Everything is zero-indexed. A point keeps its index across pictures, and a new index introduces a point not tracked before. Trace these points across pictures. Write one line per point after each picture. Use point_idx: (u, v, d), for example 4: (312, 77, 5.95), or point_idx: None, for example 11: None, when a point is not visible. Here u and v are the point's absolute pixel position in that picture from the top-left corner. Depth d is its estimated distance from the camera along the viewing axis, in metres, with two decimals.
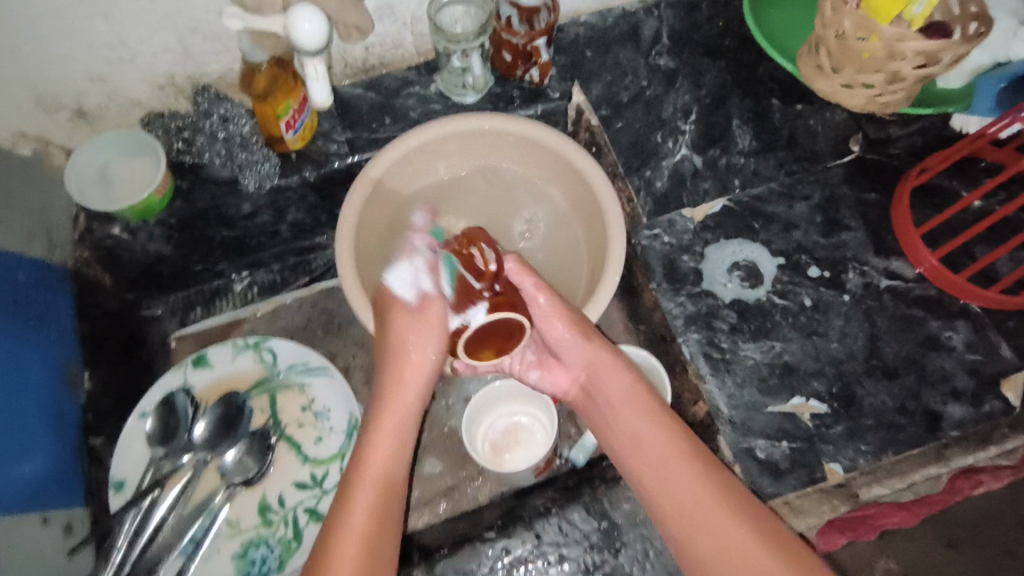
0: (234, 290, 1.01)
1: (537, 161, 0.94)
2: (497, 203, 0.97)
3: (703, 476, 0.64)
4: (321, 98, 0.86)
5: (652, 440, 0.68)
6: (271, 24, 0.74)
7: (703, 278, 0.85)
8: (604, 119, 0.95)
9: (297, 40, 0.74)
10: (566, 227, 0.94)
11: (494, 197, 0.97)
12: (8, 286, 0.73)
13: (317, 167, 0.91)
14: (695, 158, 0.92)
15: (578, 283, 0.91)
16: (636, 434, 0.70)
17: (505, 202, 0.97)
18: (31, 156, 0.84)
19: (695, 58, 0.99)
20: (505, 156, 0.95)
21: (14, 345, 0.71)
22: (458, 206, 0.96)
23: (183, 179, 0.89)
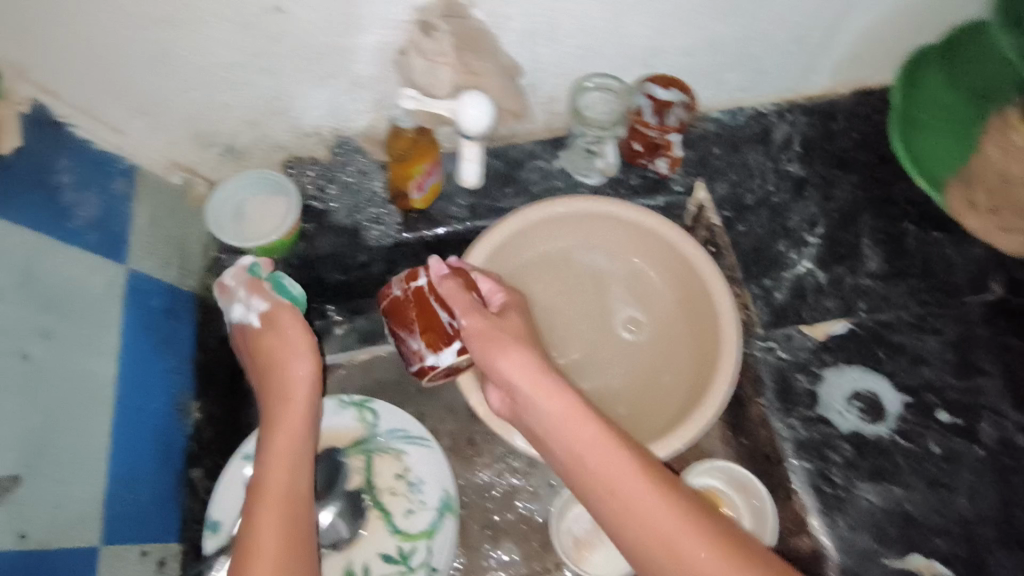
0: (335, 333, 1.01)
1: (649, 253, 0.93)
2: (593, 287, 0.95)
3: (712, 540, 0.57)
4: (471, 179, 0.89)
5: (633, 495, 0.61)
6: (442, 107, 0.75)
7: (819, 402, 0.81)
8: (727, 219, 0.94)
9: (464, 124, 0.75)
10: (664, 325, 0.93)
11: (590, 281, 0.96)
12: (144, 312, 0.76)
13: (434, 228, 0.92)
14: (818, 273, 0.89)
15: (672, 386, 0.89)
16: (617, 484, 0.62)
17: (606, 287, 0.96)
18: (180, 185, 0.88)
19: (828, 169, 0.97)
20: (613, 242, 0.95)
21: (141, 370, 0.74)
22: (551, 283, 0.95)
23: (309, 224, 0.91)
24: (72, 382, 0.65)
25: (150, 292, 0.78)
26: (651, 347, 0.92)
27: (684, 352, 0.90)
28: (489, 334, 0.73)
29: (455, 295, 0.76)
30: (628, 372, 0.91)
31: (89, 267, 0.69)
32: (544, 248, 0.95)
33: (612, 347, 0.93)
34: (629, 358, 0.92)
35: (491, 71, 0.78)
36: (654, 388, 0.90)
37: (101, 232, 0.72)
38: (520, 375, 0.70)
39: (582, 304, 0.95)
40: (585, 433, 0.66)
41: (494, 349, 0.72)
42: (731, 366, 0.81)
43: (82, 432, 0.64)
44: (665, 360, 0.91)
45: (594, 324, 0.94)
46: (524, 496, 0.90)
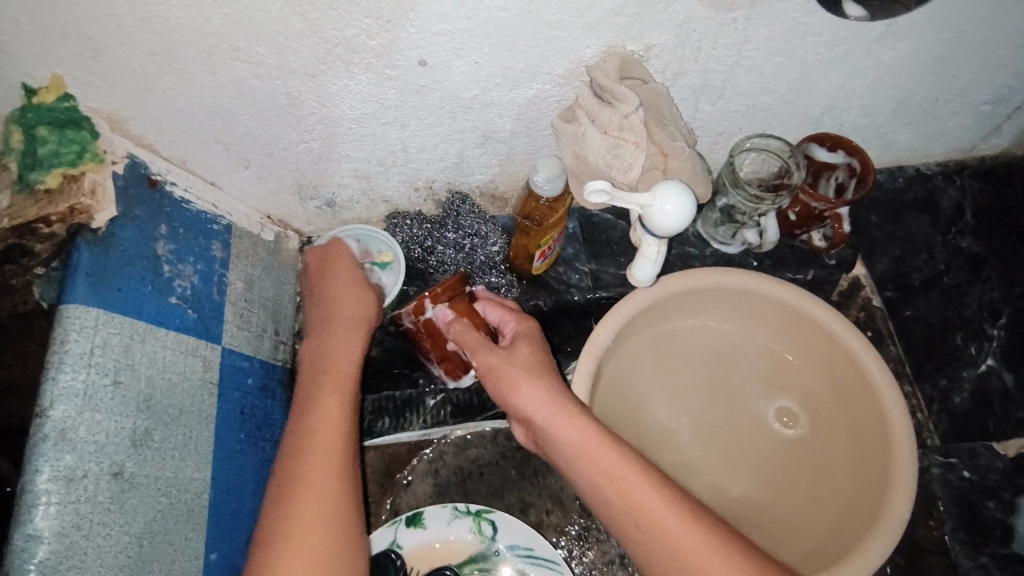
0: (426, 404, 0.88)
1: (807, 345, 0.80)
2: (730, 375, 0.83)
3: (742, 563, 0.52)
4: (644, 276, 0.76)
5: (666, 522, 0.55)
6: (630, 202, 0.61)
7: (1014, 536, 0.69)
8: (890, 301, 0.81)
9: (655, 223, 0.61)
10: (812, 433, 0.79)
11: (727, 365, 0.83)
12: (240, 396, 0.66)
13: (554, 297, 0.82)
14: (1004, 374, 0.76)
15: (816, 513, 0.74)
16: (643, 508, 0.56)
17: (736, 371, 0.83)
18: (273, 240, 0.78)
19: (1005, 247, 0.84)
20: (763, 326, 0.83)
21: (236, 467, 0.64)
22: (685, 361, 0.83)
23: (410, 285, 0.82)
24: (165, 499, 0.54)
25: (245, 370, 0.68)
26: (792, 456, 0.79)
27: (835, 472, 0.76)
28: (508, 367, 0.66)
29: (463, 334, 0.70)
30: (763, 483, 0.78)
31: (185, 349, 0.60)
32: (680, 322, 0.83)
33: (748, 449, 0.80)
34: (769, 464, 0.79)
35: (684, 154, 0.65)
36: (794, 509, 0.76)
37: (198, 306, 0.63)
38: (543, 408, 0.63)
39: (715, 391, 0.83)
40: (601, 454, 0.60)
41: (509, 384, 0.65)
42: (905, 501, 0.66)
43: (178, 558, 0.54)
44: (811, 475, 0.77)
45: (730, 417, 0.81)
46: None
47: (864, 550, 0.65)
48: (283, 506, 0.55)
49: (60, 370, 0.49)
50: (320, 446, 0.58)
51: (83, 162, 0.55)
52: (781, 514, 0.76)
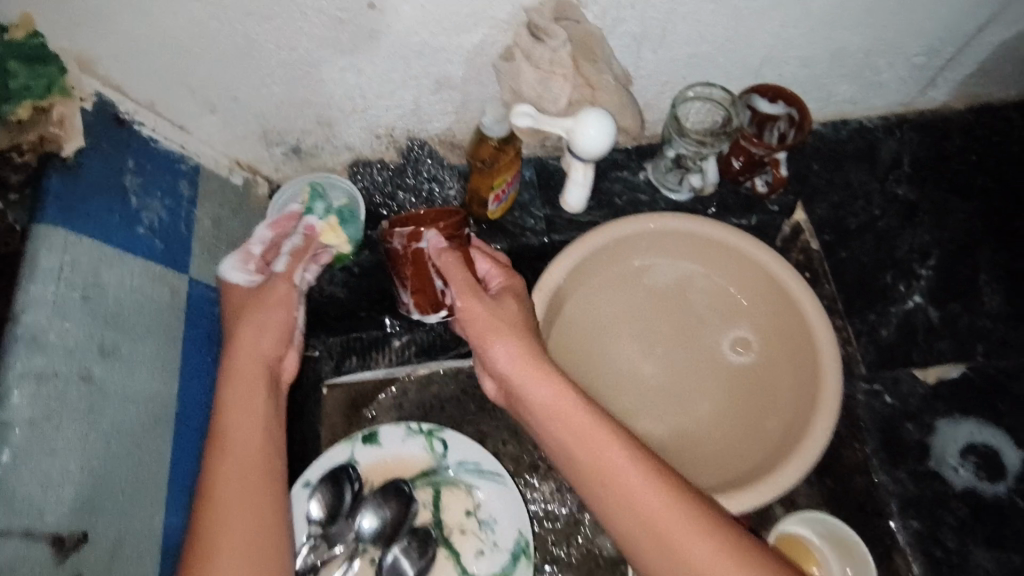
0: (392, 344, 0.94)
1: (760, 292, 0.84)
2: (686, 315, 0.87)
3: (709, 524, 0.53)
4: (574, 202, 0.86)
5: (639, 488, 0.55)
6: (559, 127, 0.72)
7: (930, 454, 0.74)
8: (827, 244, 0.86)
9: (580, 145, 0.72)
10: (758, 375, 0.83)
11: (684, 307, 0.87)
12: (209, 323, 0.72)
13: (510, 241, 0.86)
14: (930, 310, 0.81)
15: (749, 445, 0.79)
16: (622, 485, 0.55)
17: (683, 315, 0.87)
18: (241, 184, 0.82)
19: (939, 194, 0.88)
20: (722, 272, 0.86)
21: (203, 386, 0.69)
22: (644, 299, 0.87)
23: (373, 229, 0.86)
24: (134, 407, 0.60)
25: (213, 300, 0.74)
26: (736, 394, 0.83)
27: (773, 409, 0.80)
28: (495, 320, 0.67)
29: (454, 270, 0.69)
30: (705, 416, 0.82)
31: (153, 276, 0.65)
32: (642, 264, 0.88)
33: (693, 385, 0.84)
34: (715, 399, 0.83)
35: (609, 85, 0.73)
36: (730, 440, 0.80)
37: (165, 239, 0.68)
38: (522, 370, 0.63)
39: (671, 333, 0.86)
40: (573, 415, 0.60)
41: (488, 336, 0.66)
42: (825, 434, 0.71)
43: (144, 455, 0.60)
44: (753, 416, 0.81)
45: (682, 356, 0.85)
46: (590, 530, 0.84)
47: (781, 473, 0.71)
48: (199, 524, 0.52)
49: (31, 281, 0.54)
50: (236, 477, 0.54)
51: (52, 96, 0.60)
52: (716, 443, 0.80)
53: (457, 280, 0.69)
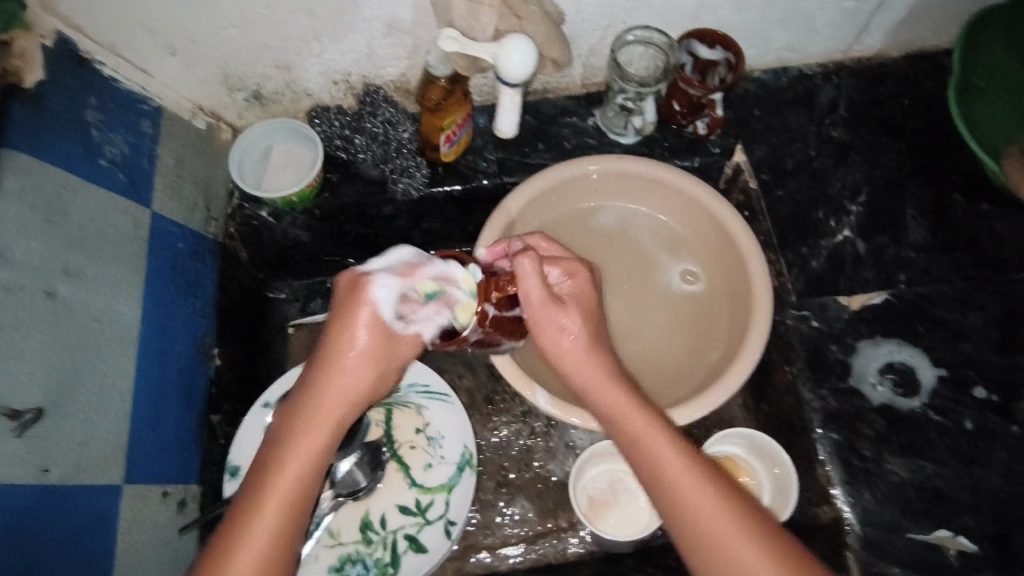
0: None
1: (702, 230, 0.89)
2: (635, 254, 0.92)
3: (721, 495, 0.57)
4: (506, 128, 0.88)
5: (725, 524, 0.55)
6: (482, 51, 0.74)
7: (851, 372, 0.79)
8: (764, 184, 0.90)
9: (504, 69, 0.74)
10: (701, 306, 0.88)
11: (635, 246, 0.92)
12: (170, 254, 0.76)
13: (463, 183, 0.90)
14: (858, 242, 0.85)
15: (690, 370, 0.85)
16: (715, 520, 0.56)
17: (637, 252, 0.92)
18: (205, 129, 0.86)
19: (872, 136, 0.92)
20: (668, 212, 0.91)
21: (167, 311, 0.74)
22: (595, 239, 0.92)
23: (333, 172, 0.90)
24: (98, 323, 0.64)
25: (175, 235, 0.78)
26: (682, 325, 0.88)
27: (712, 336, 0.86)
28: (569, 327, 0.62)
29: (531, 285, 0.60)
30: (651, 350, 0.87)
31: (116, 206, 0.69)
32: (593, 206, 0.92)
33: (642, 317, 0.88)
34: (663, 331, 0.88)
35: (534, 14, 0.76)
36: (669, 367, 0.86)
37: (128, 172, 0.71)
38: (586, 368, 0.62)
39: (625, 269, 0.91)
40: (608, 392, 0.62)
41: (552, 339, 0.62)
42: (754, 354, 0.77)
43: (108, 369, 0.64)
44: (692, 346, 0.87)
45: (634, 292, 0.90)
46: (540, 455, 0.89)
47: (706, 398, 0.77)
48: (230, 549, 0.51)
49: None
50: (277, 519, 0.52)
51: (13, 29, 0.63)
52: (662, 370, 0.86)
53: (534, 297, 0.60)
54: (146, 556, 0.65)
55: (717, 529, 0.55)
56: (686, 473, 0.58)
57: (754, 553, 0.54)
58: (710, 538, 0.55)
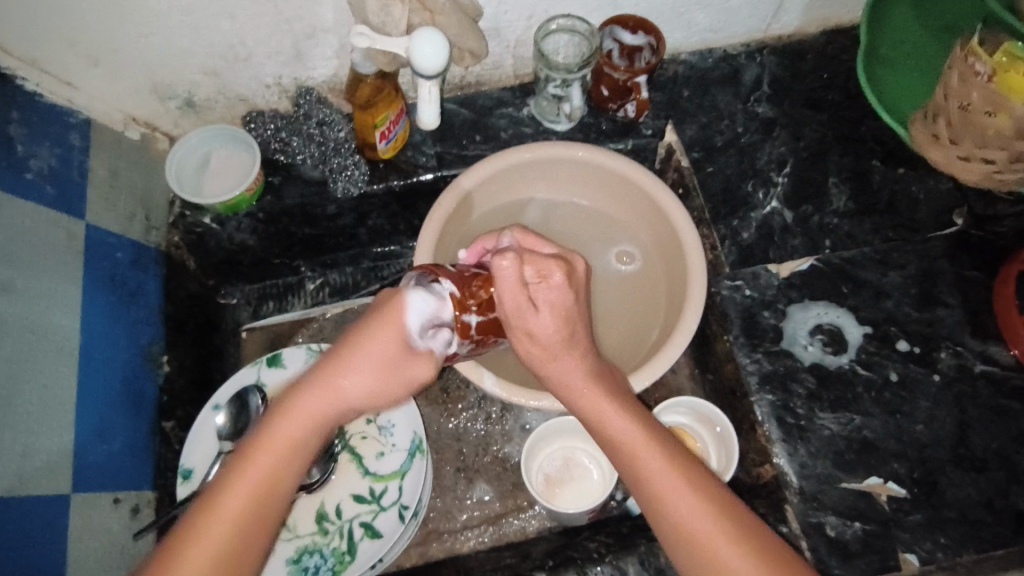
0: (307, 287, 1.02)
1: (643, 213, 0.91)
2: (581, 237, 0.94)
3: (701, 491, 0.55)
4: (428, 119, 0.89)
5: (674, 495, 0.55)
6: (396, 45, 0.76)
7: (783, 336, 0.82)
8: (696, 161, 0.94)
9: (416, 62, 0.76)
10: (644, 287, 0.91)
11: (578, 231, 0.94)
12: (108, 265, 0.76)
13: (403, 178, 0.91)
14: (785, 212, 0.89)
15: (638, 345, 0.88)
16: (667, 496, 0.55)
17: (584, 234, 0.94)
18: (139, 139, 0.86)
19: (796, 109, 0.96)
20: (610, 197, 0.93)
21: (110, 320, 0.75)
22: (540, 225, 0.94)
23: (275, 176, 0.90)
24: (35, 334, 0.64)
25: (113, 246, 0.78)
26: (626, 305, 0.90)
27: (653, 316, 0.89)
28: (540, 317, 0.60)
29: (505, 282, 0.58)
30: (601, 330, 0.89)
31: (46, 219, 0.69)
32: (537, 192, 0.94)
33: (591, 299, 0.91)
34: (607, 312, 0.90)
35: (446, 8, 0.78)
36: (620, 344, 0.88)
37: (57, 184, 0.72)
38: (557, 359, 0.61)
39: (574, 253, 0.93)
40: (580, 385, 0.61)
41: (527, 331, 0.60)
42: (688, 332, 0.80)
43: (48, 380, 0.64)
44: (640, 322, 0.89)
45: None
46: (497, 439, 0.91)
47: (649, 368, 0.79)
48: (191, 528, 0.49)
49: None
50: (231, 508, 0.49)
51: None
52: (606, 350, 0.88)
53: (507, 295, 0.59)
54: (99, 561, 0.66)
55: (691, 526, 0.54)
56: (652, 451, 0.57)
57: (736, 552, 0.52)
58: (676, 517, 0.54)
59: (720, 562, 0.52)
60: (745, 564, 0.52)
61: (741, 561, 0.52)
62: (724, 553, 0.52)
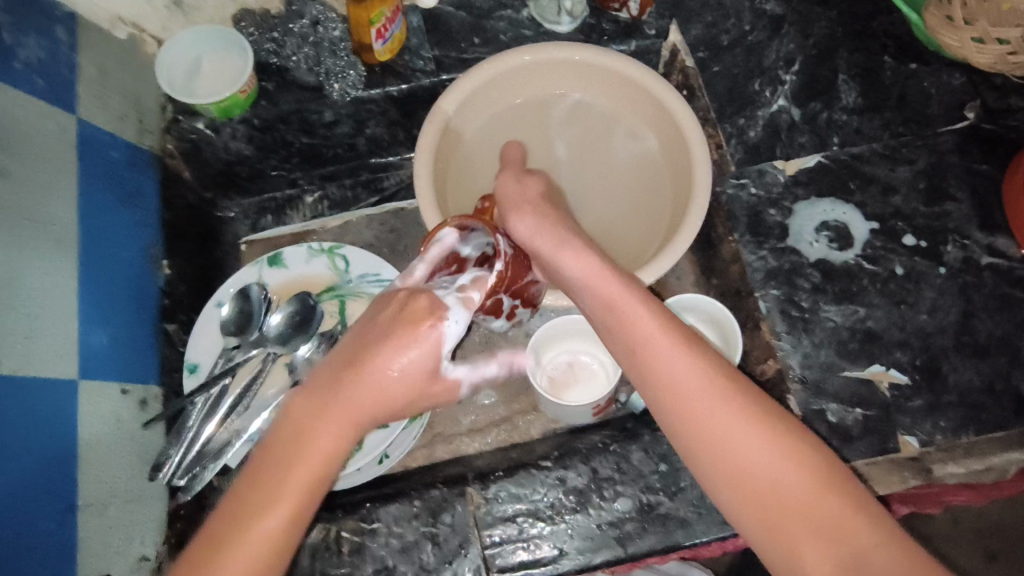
0: (305, 200, 1.02)
1: (658, 125, 0.87)
2: (588, 146, 0.92)
3: (718, 387, 0.52)
4: None
5: (675, 370, 0.53)
6: None
7: (789, 233, 0.81)
8: (701, 61, 0.92)
9: None
10: (650, 201, 0.88)
11: (586, 142, 0.92)
12: (102, 163, 0.75)
13: (401, 82, 0.89)
14: (793, 110, 0.87)
15: (642, 248, 0.86)
16: (671, 377, 0.53)
17: (591, 143, 0.92)
18: (127, 40, 0.84)
19: (806, 5, 0.92)
20: (623, 107, 0.90)
21: (106, 219, 0.74)
22: (548, 136, 0.92)
23: (269, 81, 0.87)
24: (31, 224, 0.63)
25: (107, 144, 0.77)
26: (629, 219, 0.89)
27: (655, 230, 0.87)
28: (524, 186, 0.69)
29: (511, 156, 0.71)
30: (606, 234, 0.88)
31: (38, 109, 0.68)
32: (540, 100, 0.92)
33: (595, 206, 0.90)
34: (611, 224, 0.88)
35: None
36: (624, 250, 0.87)
37: (46, 76, 0.70)
38: (540, 232, 0.64)
39: (583, 161, 0.91)
40: (593, 272, 0.60)
41: (517, 205, 0.66)
42: (693, 228, 0.77)
43: (49, 271, 0.64)
44: (645, 227, 0.87)
45: (585, 182, 0.91)
46: (502, 344, 0.92)
47: (652, 265, 0.77)
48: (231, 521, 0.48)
49: None
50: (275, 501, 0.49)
51: None
52: (612, 257, 0.87)
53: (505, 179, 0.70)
54: (110, 446, 0.67)
55: (700, 412, 0.51)
56: (653, 325, 0.55)
57: (748, 433, 0.50)
58: (678, 397, 0.52)
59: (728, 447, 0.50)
60: (759, 448, 0.49)
61: (747, 444, 0.50)
62: (733, 439, 0.50)
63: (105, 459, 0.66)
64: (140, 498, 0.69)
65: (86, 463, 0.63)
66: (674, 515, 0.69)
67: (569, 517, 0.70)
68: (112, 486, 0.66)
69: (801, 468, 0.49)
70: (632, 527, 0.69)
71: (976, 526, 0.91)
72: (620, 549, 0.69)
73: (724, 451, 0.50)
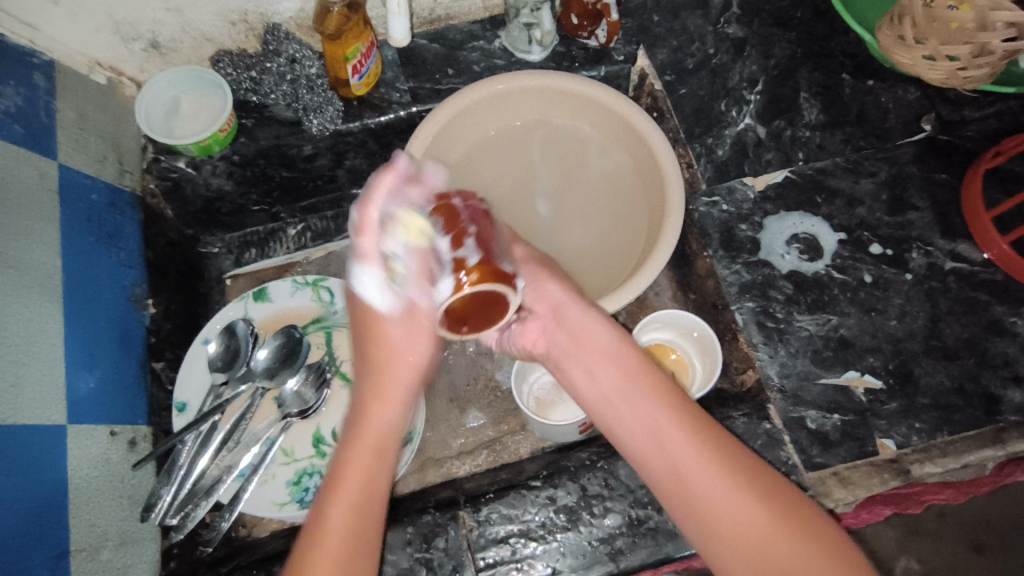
0: (288, 233, 1.02)
1: (628, 146, 0.90)
2: (561, 169, 0.94)
3: (709, 453, 0.55)
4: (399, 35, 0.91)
5: (672, 440, 0.56)
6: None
7: (760, 247, 0.84)
8: (668, 84, 0.97)
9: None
10: (626, 219, 0.90)
11: (560, 165, 0.94)
12: (84, 206, 0.76)
13: (378, 114, 0.91)
14: (759, 128, 0.90)
15: (620, 266, 0.88)
16: (668, 443, 0.56)
17: (564, 166, 0.94)
18: (105, 84, 0.85)
19: (766, 28, 0.96)
20: (595, 131, 0.93)
21: (89, 261, 0.75)
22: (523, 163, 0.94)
23: (248, 117, 0.89)
24: (14, 270, 0.64)
25: (88, 188, 0.78)
26: (606, 238, 0.91)
27: (632, 248, 0.89)
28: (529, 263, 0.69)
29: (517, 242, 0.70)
30: (585, 254, 0.90)
31: (17, 157, 0.68)
32: (513, 126, 0.94)
33: (572, 228, 0.92)
34: (589, 246, 0.91)
35: None
36: (603, 270, 0.89)
37: (25, 123, 0.71)
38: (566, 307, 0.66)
39: (560, 186, 0.94)
40: (597, 345, 0.63)
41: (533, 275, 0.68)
42: (670, 243, 0.80)
43: (33, 317, 0.64)
44: (622, 246, 0.90)
45: (563, 206, 0.93)
46: (489, 366, 0.93)
47: (632, 281, 0.79)
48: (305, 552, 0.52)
49: None
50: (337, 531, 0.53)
51: None
52: (590, 277, 0.89)
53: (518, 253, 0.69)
54: (99, 489, 0.67)
55: (686, 470, 0.55)
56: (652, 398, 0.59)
57: (732, 495, 0.53)
58: (671, 459, 0.56)
59: (707, 504, 0.53)
60: (738, 506, 0.52)
61: (727, 500, 0.53)
62: (714, 494, 0.53)
63: (95, 502, 0.66)
64: (133, 539, 0.69)
65: (76, 507, 0.63)
66: (664, 527, 0.71)
67: (561, 535, 0.71)
68: (104, 529, 0.66)
69: (768, 515, 0.52)
70: (623, 542, 0.70)
71: (960, 521, 0.93)
72: (612, 564, 0.70)
73: (707, 508, 0.53)
